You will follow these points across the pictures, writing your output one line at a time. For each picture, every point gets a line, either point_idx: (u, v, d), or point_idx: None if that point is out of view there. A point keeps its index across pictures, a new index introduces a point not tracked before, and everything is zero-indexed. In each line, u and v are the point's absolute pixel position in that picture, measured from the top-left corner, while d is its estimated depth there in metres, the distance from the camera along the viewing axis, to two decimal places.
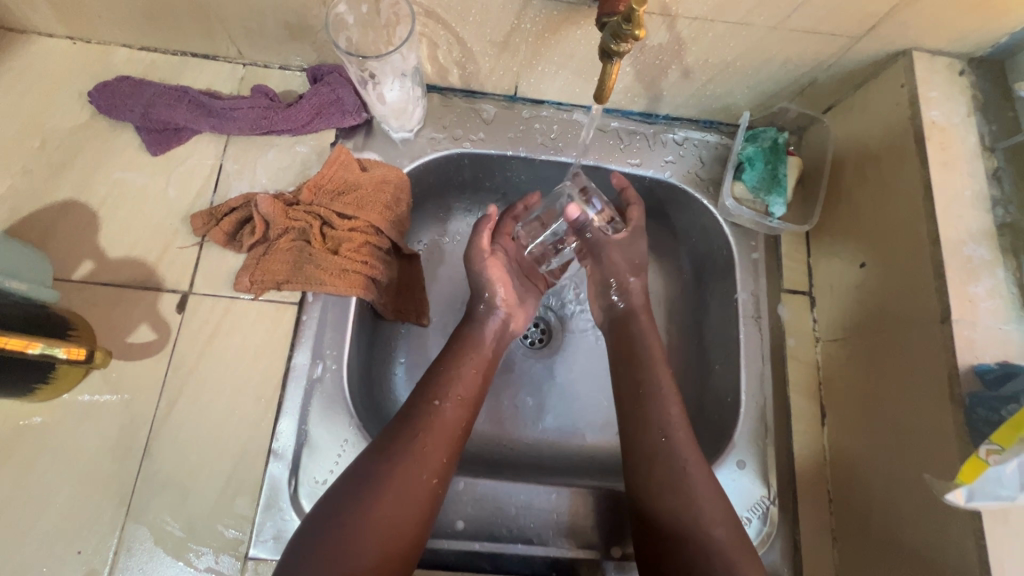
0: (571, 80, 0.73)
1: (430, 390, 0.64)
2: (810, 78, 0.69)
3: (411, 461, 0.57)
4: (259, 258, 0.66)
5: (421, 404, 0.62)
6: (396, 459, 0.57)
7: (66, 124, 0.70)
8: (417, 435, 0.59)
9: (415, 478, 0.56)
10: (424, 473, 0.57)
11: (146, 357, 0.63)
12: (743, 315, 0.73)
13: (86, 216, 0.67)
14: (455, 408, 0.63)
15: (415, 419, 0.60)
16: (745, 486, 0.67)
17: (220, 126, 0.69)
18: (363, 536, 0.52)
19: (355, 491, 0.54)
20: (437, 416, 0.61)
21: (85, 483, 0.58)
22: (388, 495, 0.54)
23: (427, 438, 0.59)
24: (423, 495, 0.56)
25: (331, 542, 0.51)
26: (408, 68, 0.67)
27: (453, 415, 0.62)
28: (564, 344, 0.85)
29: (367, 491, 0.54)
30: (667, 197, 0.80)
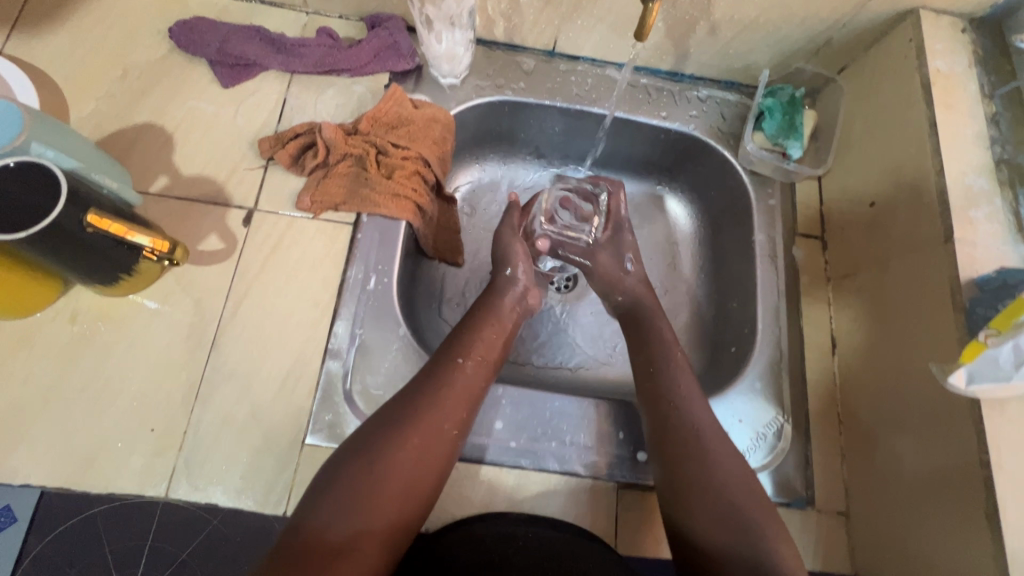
0: (606, 36, 0.80)
1: (455, 348, 0.63)
2: (826, 37, 0.77)
3: (438, 412, 0.56)
4: (319, 181, 0.73)
5: (446, 358, 0.62)
6: (422, 409, 0.56)
7: (144, 57, 0.76)
8: (442, 386, 0.59)
9: (439, 431, 0.56)
10: (448, 424, 0.57)
11: (213, 263, 0.69)
12: (760, 255, 0.79)
13: (162, 138, 0.73)
14: (479, 366, 0.62)
15: (440, 372, 0.60)
16: (761, 407, 0.72)
17: (288, 64, 0.76)
18: (389, 479, 0.52)
19: (381, 435, 0.54)
20: (461, 370, 0.61)
21: (160, 369, 0.64)
22: (414, 442, 0.54)
23: (453, 392, 0.59)
24: (447, 447, 0.56)
25: (358, 483, 0.51)
26: (464, 10, 0.75)
27: (477, 373, 0.62)
28: (590, 287, 0.90)
29: (390, 439, 0.54)
30: (689, 157, 0.88)
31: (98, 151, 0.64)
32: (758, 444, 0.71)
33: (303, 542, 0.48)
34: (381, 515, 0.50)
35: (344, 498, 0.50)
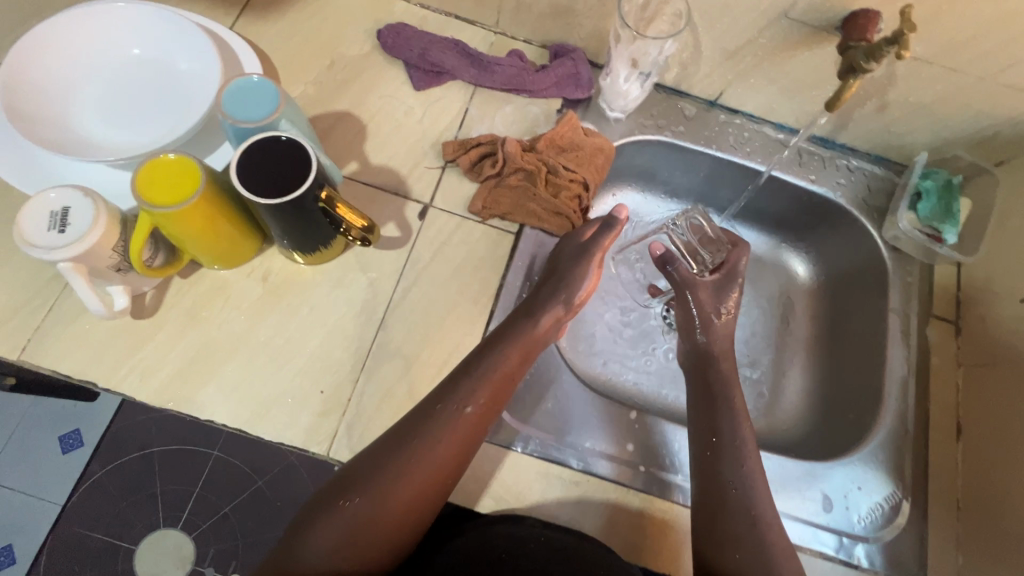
0: (773, 96, 0.84)
1: (462, 388, 0.59)
2: (994, 131, 0.79)
3: (431, 458, 0.55)
4: (491, 188, 0.78)
5: (453, 397, 0.59)
6: (412, 451, 0.55)
7: (350, 52, 0.84)
8: (440, 429, 0.57)
9: (428, 478, 0.55)
10: (437, 469, 0.56)
11: (389, 248, 0.74)
12: (893, 330, 0.81)
13: (356, 127, 0.80)
14: (481, 408, 0.59)
15: (440, 412, 0.58)
16: (882, 476, 0.73)
17: (477, 78, 0.83)
18: (374, 522, 0.53)
19: (371, 472, 0.55)
20: (464, 415, 0.58)
21: (335, 337, 0.70)
22: (402, 486, 0.54)
23: (451, 436, 0.57)
24: (433, 490, 0.56)
25: (341, 522, 0.52)
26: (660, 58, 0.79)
27: (474, 415, 0.58)
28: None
29: (382, 478, 0.54)
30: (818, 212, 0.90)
31: (310, 128, 0.71)
32: (875, 514, 0.72)
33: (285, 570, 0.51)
34: (361, 553, 0.53)
35: (329, 533, 0.52)
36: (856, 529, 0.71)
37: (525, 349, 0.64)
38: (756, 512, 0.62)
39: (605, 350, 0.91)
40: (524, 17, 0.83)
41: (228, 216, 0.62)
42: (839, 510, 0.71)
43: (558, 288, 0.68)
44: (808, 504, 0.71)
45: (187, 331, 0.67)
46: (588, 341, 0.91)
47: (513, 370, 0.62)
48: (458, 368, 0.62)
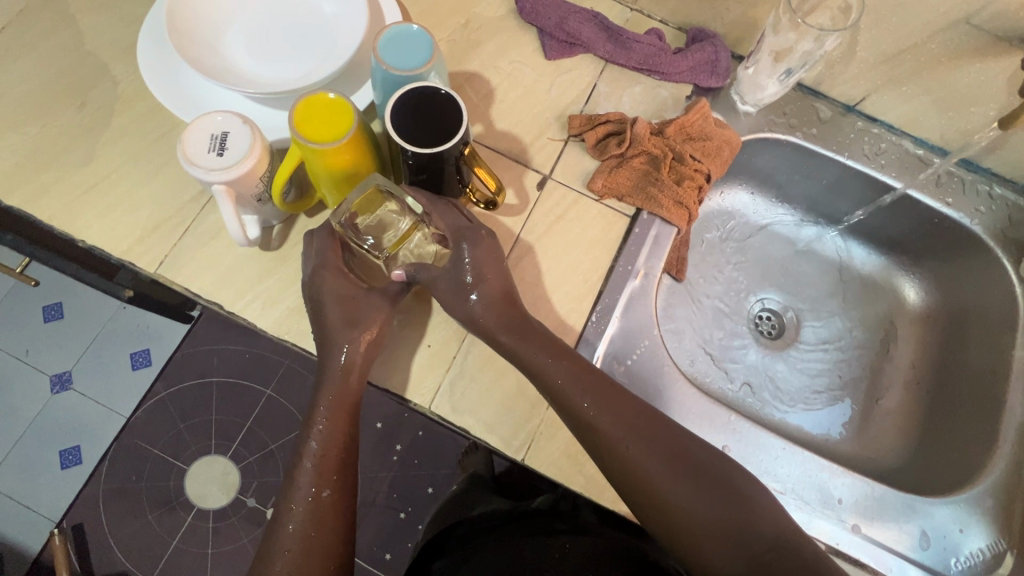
0: (923, 108, 0.79)
1: (305, 437, 0.63)
2: None
3: (321, 491, 0.61)
4: (612, 168, 0.76)
5: (297, 445, 0.63)
6: (301, 480, 0.61)
7: (486, 14, 0.83)
8: (303, 464, 0.62)
9: (324, 499, 0.61)
10: (329, 477, 0.62)
11: (506, 214, 0.74)
12: (1017, 373, 0.76)
13: (485, 89, 0.80)
14: (330, 429, 0.63)
15: (302, 454, 0.62)
16: (985, 521, 0.69)
17: (611, 53, 0.80)
18: (312, 547, 0.59)
19: (273, 524, 0.61)
20: (311, 432, 0.63)
21: None
22: (316, 513, 0.60)
23: (319, 468, 0.62)
24: (341, 509, 0.62)
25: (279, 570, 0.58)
26: (817, 54, 0.75)
27: (331, 447, 0.62)
28: (794, 340, 0.92)
29: (300, 477, 0.61)
30: (945, 240, 0.86)
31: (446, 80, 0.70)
32: (972, 558, 0.68)
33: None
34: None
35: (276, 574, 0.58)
36: (951, 571, 0.68)
37: (349, 395, 0.64)
38: (636, 436, 0.60)
39: (698, 350, 0.89)
40: None
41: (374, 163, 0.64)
42: (936, 549, 0.68)
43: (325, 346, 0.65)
44: (904, 537, 0.68)
45: None
46: (682, 339, 0.89)
47: (338, 398, 0.64)
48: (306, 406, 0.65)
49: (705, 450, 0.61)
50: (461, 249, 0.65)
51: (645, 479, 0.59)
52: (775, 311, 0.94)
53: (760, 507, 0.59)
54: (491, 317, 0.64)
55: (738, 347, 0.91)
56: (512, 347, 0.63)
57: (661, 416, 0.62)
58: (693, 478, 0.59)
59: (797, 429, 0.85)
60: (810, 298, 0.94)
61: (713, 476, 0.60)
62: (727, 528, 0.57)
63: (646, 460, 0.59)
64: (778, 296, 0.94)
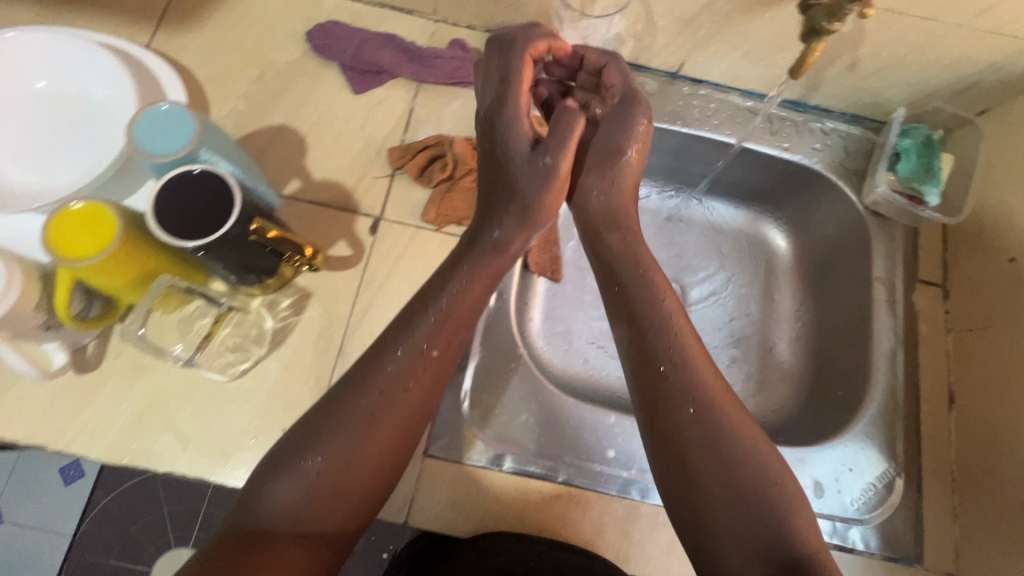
0: (737, 63, 0.78)
1: (402, 342, 0.52)
2: (975, 79, 0.73)
3: (382, 435, 0.49)
4: (444, 194, 0.73)
5: (401, 337, 0.52)
6: (323, 442, 0.48)
7: (282, 59, 0.78)
8: (379, 395, 0.50)
9: (390, 441, 0.50)
10: (399, 426, 0.51)
11: (342, 268, 0.71)
12: (879, 301, 0.77)
13: (295, 140, 0.75)
14: (442, 356, 0.53)
15: (382, 373, 0.51)
16: (872, 456, 0.71)
17: (418, 73, 0.77)
18: (343, 484, 0.48)
19: (329, 421, 0.49)
20: (421, 362, 0.52)
21: (293, 369, 0.66)
22: (365, 452, 0.49)
23: (388, 419, 0.50)
24: (392, 464, 0.51)
25: (297, 483, 0.47)
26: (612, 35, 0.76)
27: (409, 404, 0.51)
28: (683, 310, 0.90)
29: (313, 442, 0.48)
30: (796, 182, 0.86)
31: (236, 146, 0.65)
32: (866, 495, 0.70)
33: (247, 527, 0.46)
34: (324, 525, 0.47)
35: (289, 491, 0.47)
36: (850, 512, 0.69)
37: (494, 267, 0.58)
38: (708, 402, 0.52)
39: (588, 348, 0.87)
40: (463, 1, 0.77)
41: (173, 258, 0.58)
42: (831, 495, 0.70)
43: (527, 144, 0.57)
44: None
45: (135, 381, 0.64)
46: (569, 342, 0.87)
47: (460, 300, 0.55)
48: (446, 265, 0.58)
49: (775, 465, 0.50)
50: (631, 114, 0.61)
51: (690, 453, 0.51)
52: None
53: (814, 555, 0.46)
54: (597, 195, 0.62)
55: None
56: (616, 249, 0.62)
57: (741, 416, 0.52)
58: (742, 489, 0.49)
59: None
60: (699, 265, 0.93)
61: (763, 493, 0.48)
62: (760, 552, 0.46)
63: (709, 443, 0.50)
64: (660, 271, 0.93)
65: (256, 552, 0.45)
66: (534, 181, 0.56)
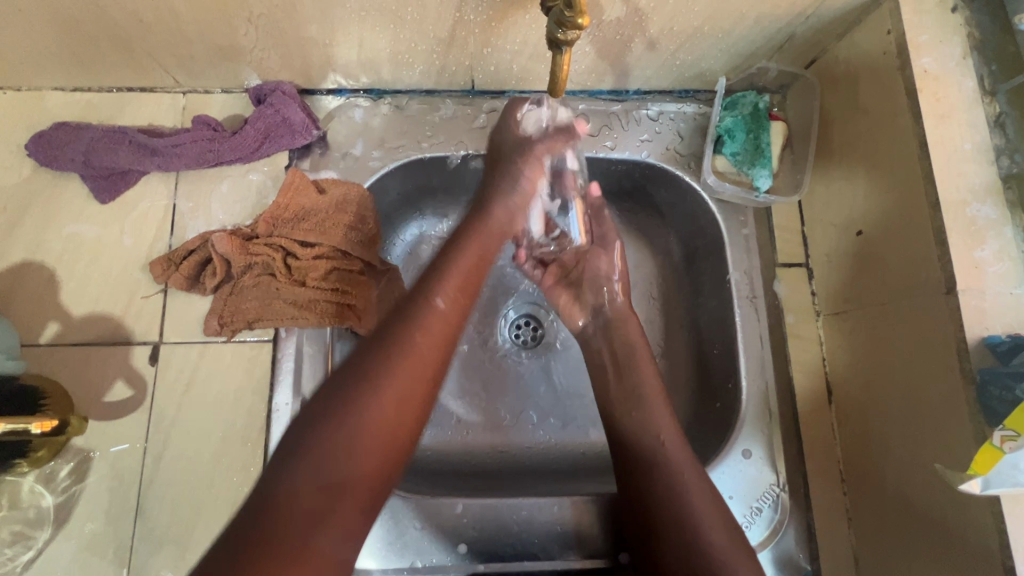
0: (529, 67, 0.68)
1: (407, 322, 0.49)
2: (788, 32, 0.63)
3: (406, 373, 0.46)
4: (226, 299, 0.64)
5: (409, 313, 0.50)
6: (370, 403, 0.44)
7: (9, 181, 0.67)
8: (393, 380, 0.46)
9: (415, 376, 0.47)
10: (421, 370, 0.47)
11: (124, 414, 0.62)
12: (738, 296, 0.69)
13: (44, 275, 0.65)
14: (453, 303, 0.52)
15: (395, 344, 0.47)
16: (753, 475, 0.63)
17: (167, 165, 0.67)
18: (354, 444, 0.43)
19: (346, 395, 0.44)
20: (433, 315, 0.50)
21: (86, 545, 0.59)
22: (385, 410, 0.45)
23: (402, 379, 0.46)
24: (413, 418, 0.46)
25: (332, 448, 0.42)
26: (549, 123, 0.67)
27: (431, 350, 0.48)
28: (558, 338, 0.80)
29: (353, 394, 0.44)
30: (648, 176, 0.74)
31: None
32: (753, 520, 0.62)
33: (275, 493, 0.40)
34: (361, 475, 0.43)
35: (308, 466, 0.41)
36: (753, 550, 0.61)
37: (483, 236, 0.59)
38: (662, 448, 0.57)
39: (457, 405, 0.76)
40: (197, 67, 0.66)
41: None
42: None
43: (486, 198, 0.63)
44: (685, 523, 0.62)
45: None
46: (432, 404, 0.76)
47: (456, 276, 0.54)
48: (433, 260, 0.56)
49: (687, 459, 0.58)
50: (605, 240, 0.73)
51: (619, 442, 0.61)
52: (528, 313, 0.81)
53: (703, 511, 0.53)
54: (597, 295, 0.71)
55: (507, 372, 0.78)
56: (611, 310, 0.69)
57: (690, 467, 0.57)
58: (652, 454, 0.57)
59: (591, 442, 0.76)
60: None
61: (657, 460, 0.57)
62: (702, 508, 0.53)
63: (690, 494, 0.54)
64: (525, 298, 0.81)
65: (298, 532, 0.39)
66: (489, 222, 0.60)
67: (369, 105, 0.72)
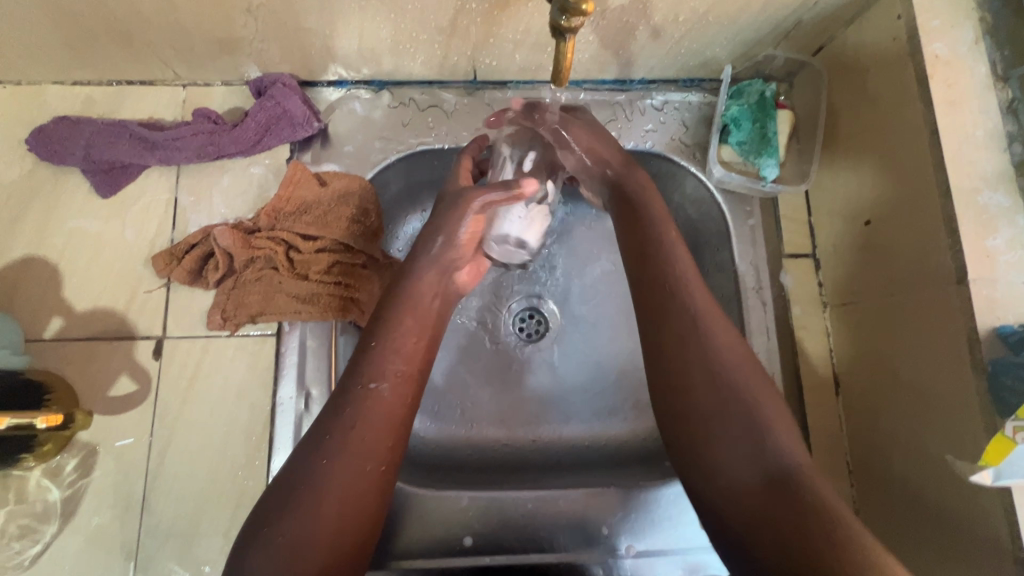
0: (531, 57, 0.67)
1: (343, 414, 0.46)
2: (795, 19, 0.62)
3: (344, 473, 0.43)
4: (229, 293, 0.64)
5: (348, 403, 0.46)
6: (314, 509, 0.42)
7: (10, 176, 0.66)
8: (329, 481, 0.43)
9: (363, 475, 0.44)
10: (365, 466, 0.44)
11: (129, 409, 0.62)
12: (744, 288, 0.68)
13: (47, 270, 0.65)
14: (396, 387, 0.48)
15: (336, 445, 0.44)
16: None
17: (167, 158, 0.66)
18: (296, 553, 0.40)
19: (286, 506, 0.42)
20: (371, 402, 0.47)
21: (93, 539, 0.59)
22: (329, 513, 0.42)
23: (341, 481, 0.43)
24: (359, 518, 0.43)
25: (268, 564, 0.40)
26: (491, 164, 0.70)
27: (375, 439, 0.46)
28: (562, 331, 0.80)
29: (292, 503, 0.42)
30: (654, 166, 0.73)
31: None
32: None
33: None
34: None
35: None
36: None
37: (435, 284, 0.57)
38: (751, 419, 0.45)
39: (460, 398, 0.76)
40: (197, 60, 0.65)
41: None
42: None
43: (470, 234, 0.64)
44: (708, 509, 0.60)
45: None
46: (436, 397, 0.75)
47: (399, 353, 0.50)
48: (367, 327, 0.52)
49: (771, 405, 0.46)
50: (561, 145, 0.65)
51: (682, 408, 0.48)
52: (532, 306, 0.81)
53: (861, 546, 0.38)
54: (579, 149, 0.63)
55: (512, 365, 0.78)
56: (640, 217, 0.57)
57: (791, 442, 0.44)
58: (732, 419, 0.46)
59: (596, 434, 0.76)
60: (569, 277, 0.81)
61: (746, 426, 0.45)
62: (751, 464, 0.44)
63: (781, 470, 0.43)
64: (529, 291, 0.81)
65: None
66: (428, 280, 0.56)
67: (370, 97, 0.71)
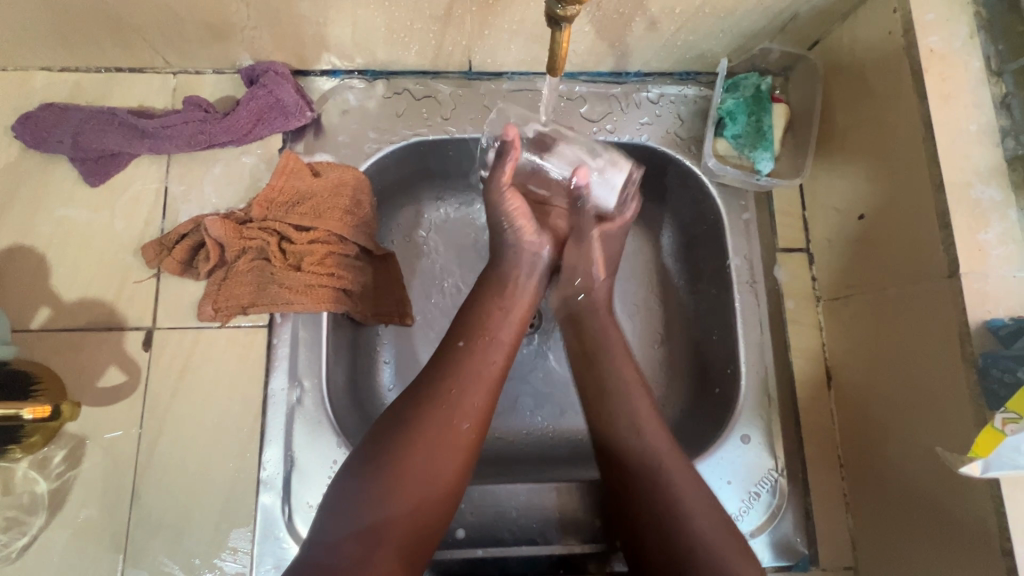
0: (527, 47, 0.66)
1: (443, 364, 0.53)
2: (791, 12, 0.62)
3: (442, 412, 0.50)
4: (220, 284, 0.63)
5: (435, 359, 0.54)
6: (418, 441, 0.48)
7: None
8: (435, 412, 0.50)
9: (458, 414, 0.50)
10: (461, 406, 0.51)
11: (118, 400, 0.61)
12: (738, 282, 0.68)
13: (34, 259, 0.64)
14: (472, 343, 0.55)
15: (434, 386, 0.51)
16: (752, 461, 0.63)
17: (158, 147, 0.65)
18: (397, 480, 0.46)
19: (393, 435, 0.48)
20: (463, 357, 0.54)
21: (81, 532, 0.58)
22: (427, 446, 0.48)
23: (433, 418, 0.49)
24: (449, 455, 0.49)
25: (371, 490, 0.46)
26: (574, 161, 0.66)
27: (469, 387, 0.52)
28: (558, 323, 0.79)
29: (397, 435, 0.48)
30: (650, 160, 0.73)
31: None
32: (751, 505, 0.62)
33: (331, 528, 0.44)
34: (407, 512, 0.46)
35: (346, 509, 0.45)
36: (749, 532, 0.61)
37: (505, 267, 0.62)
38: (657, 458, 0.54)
39: None
40: (187, 47, 0.64)
41: None
42: None
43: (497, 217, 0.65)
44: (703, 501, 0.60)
45: None
46: None
47: (480, 321, 0.57)
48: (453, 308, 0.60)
49: (679, 472, 0.53)
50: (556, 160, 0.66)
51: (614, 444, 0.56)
52: None
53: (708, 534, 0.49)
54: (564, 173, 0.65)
55: None
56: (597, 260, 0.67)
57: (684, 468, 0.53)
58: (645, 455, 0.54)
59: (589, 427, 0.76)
60: None
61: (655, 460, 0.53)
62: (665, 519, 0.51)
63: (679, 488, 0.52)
64: None
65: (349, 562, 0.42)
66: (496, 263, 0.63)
67: (364, 87, 0.71)
